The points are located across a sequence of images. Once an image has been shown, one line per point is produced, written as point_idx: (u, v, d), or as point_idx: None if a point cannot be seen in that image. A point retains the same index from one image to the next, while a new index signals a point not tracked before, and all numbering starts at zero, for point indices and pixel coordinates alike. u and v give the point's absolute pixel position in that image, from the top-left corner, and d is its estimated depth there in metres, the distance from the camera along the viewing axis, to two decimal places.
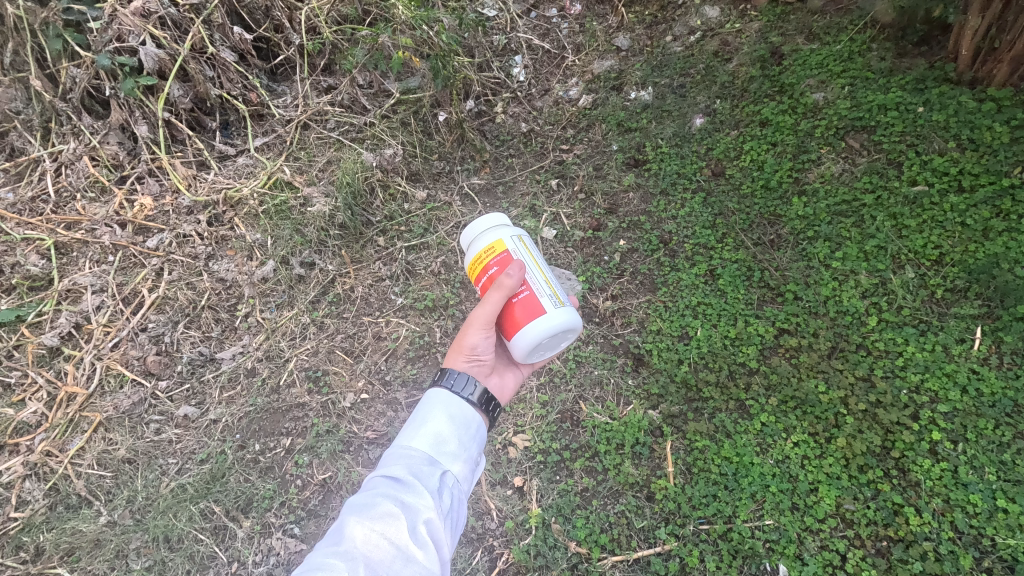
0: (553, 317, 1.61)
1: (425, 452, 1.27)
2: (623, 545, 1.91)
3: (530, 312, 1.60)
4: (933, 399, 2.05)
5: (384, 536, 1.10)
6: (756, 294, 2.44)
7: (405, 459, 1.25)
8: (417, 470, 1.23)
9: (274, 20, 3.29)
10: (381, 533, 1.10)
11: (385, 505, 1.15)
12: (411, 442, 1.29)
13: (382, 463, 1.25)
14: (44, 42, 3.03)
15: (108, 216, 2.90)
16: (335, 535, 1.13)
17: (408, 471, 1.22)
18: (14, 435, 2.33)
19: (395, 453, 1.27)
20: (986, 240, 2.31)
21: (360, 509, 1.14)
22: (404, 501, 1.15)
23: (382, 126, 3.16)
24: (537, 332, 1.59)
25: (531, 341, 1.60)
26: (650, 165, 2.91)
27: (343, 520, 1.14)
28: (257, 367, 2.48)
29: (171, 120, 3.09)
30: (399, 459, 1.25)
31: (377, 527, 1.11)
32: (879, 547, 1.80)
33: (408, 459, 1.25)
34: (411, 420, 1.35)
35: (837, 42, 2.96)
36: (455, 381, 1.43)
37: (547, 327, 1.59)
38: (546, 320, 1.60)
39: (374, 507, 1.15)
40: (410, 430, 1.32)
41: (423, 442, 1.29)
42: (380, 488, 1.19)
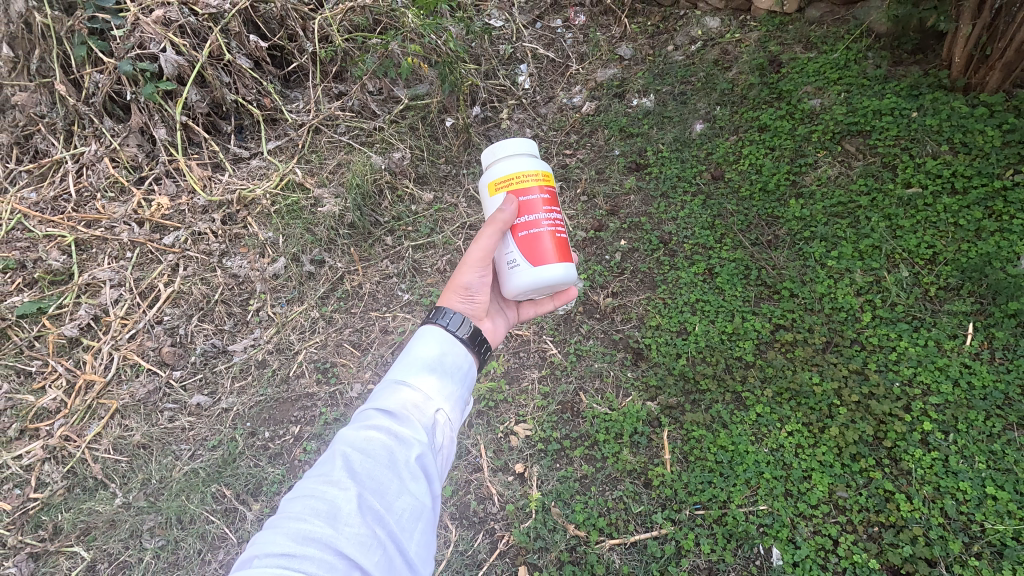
0: (553, 269, 1.70)
1: (417, 392, 1.31)
2: (621, 529, 1.97)
3: (533, 259, 1.68)
4: (925, 391, 2.09)
5: (378, 465, 1.13)
6: (753, 291, 2.50)
7: (397, 396, 1.28)
8: (410, 408, 1.26)
9: (289, 29, 3.43)
10: (374, 462, 1.13)
11: (378, 438, 1.18)
12: (403, 381, 1.32)
13: (373, 399, 1.28)
14: (70, 49, 3.17)
15: (127, 214, 3.01)
16: (326, 463, 1.15)
17: (400, 408, 1.25)
18: (35, 420, 2.43)
19: (387, 389, 1.30)
20: (978, 239, 2.37)
21: (354, 441, 1.17)
22: (397, 436, 1.19)
23: (391, 130, 3.27)
24: (534, 279, 1.68)
25: (528, 285, 1.68)
26: (651, 169, 3.00)
27: (335, 450, 1.16)
28: (268, 358, 2.56)
29: (188, 123, 3.21)
30: (390, 397, 1.28)
31: (370, 457, 1.14)
32: (871, 532, 1.85)
33: (400, 396, 1.28)
34: (402, 362, 1.38)
35: (835, 50, 3.02)
36: (449, 320, 1.50)
37: (545, 277, 1.68)
38: (554, 266, 1.70)
39: (367, 440, 1.18)
40: (402, 370, 1.35)
41: (416, 382, 1.33)
42: (373, 422, 1.22)
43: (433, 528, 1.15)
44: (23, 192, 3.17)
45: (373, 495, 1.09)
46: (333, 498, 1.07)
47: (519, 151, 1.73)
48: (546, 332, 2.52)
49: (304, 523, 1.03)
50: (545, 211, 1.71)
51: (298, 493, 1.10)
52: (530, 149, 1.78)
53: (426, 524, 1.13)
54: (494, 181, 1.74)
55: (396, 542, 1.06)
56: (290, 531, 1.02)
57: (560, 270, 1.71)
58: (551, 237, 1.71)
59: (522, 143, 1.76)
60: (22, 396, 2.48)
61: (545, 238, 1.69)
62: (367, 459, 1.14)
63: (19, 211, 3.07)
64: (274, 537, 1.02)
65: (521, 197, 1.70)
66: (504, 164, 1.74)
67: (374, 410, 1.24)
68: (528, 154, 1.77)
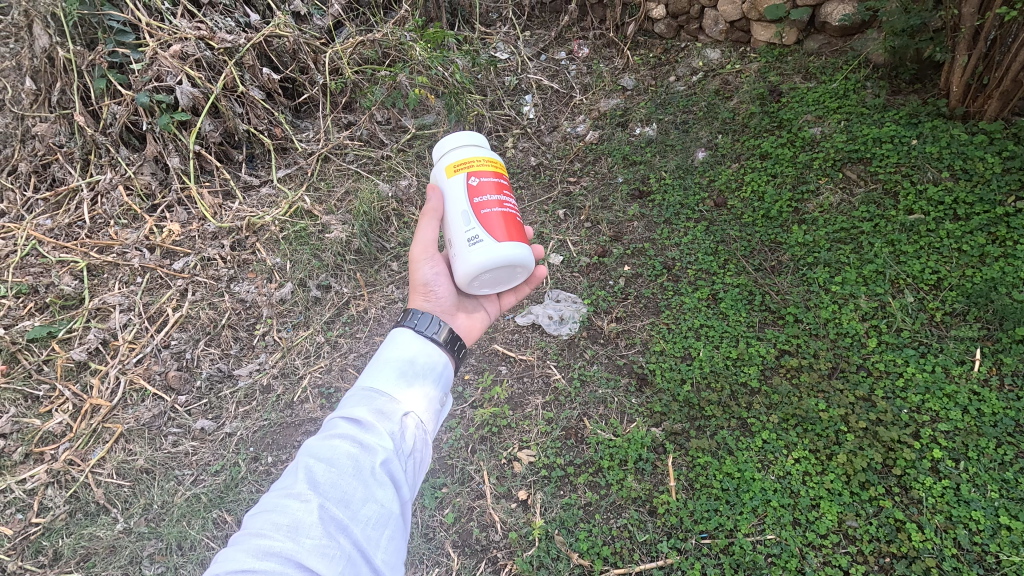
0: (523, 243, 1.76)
1: (385, 397, 1.30)
2: (625, 558, 1.93)
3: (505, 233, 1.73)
4: (934, 418, 2.06)
5: (342, 474, 1.12)
6: (757, 317, 2.49)
7: (364, 403, 1.27)
8: (376, 412, 1.25)
9: (300, 62, 3.55)
10: (338, 472, 1.12)
11: (342, 447, 1.17)
12: (371, 388, 1.31)
13: (339, 408, 1.27)
14: (90, 81, 3.29)
15: (139, 240, 3.07)
16: (290, 476, 1.14)
17: (366, 415, 1.24)
18: (40, 444, 2.44)
19: (356, 398, 1.29)
20: (982, 265, 2.37)
21: (317, 451, 1.16)
22: (362, 443, 1.18)
23: (399, 159, 3.36)
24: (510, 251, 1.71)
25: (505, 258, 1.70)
26: (654, 197, 3.03)
27: (298, 462, 1.15)
28: (273, 383, 2.57)
29: (201, 152, 3.30)
30: (356, 404, 1.27)
31: (333, 468, 1.13)
32: (882, 563, 1.81)
33: (368, 403, 1.27)
34: (371, 367, 1.37)
35: (833, 80, 3.09)
36: (417, 322, 1.54)
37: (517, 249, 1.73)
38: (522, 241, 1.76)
39: (332, 449, 1.16)
40: (372, 377, 1.34)
41: (384, 387, 1.32)
42: (338, 430, 1.20)
43: (402, 535, 1.15)
44: (39, 219, 3.24)
45: (336, 505, 1.08)
46: (295, 510, 1.06)
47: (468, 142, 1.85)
48: (550, 357, 2.53)
49: (264, 538, 1.02)
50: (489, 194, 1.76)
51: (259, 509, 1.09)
52: (468, 137, 1.86)
53: (395, 531, 1.12)
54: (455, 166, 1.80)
55: (362, 551, 1.06)
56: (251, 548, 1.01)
57: (516, 242, 1.73)
58: (503, 210, 1.75)
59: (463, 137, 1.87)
60: (29, 419, 2.49)
61: (498, 212, 1.74)
62: (329, 469, 1.13)
63: (34, 238, 3.14)
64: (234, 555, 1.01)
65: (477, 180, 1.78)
66: (445, 159, 1.85)
67: (339, 418, 1.23)
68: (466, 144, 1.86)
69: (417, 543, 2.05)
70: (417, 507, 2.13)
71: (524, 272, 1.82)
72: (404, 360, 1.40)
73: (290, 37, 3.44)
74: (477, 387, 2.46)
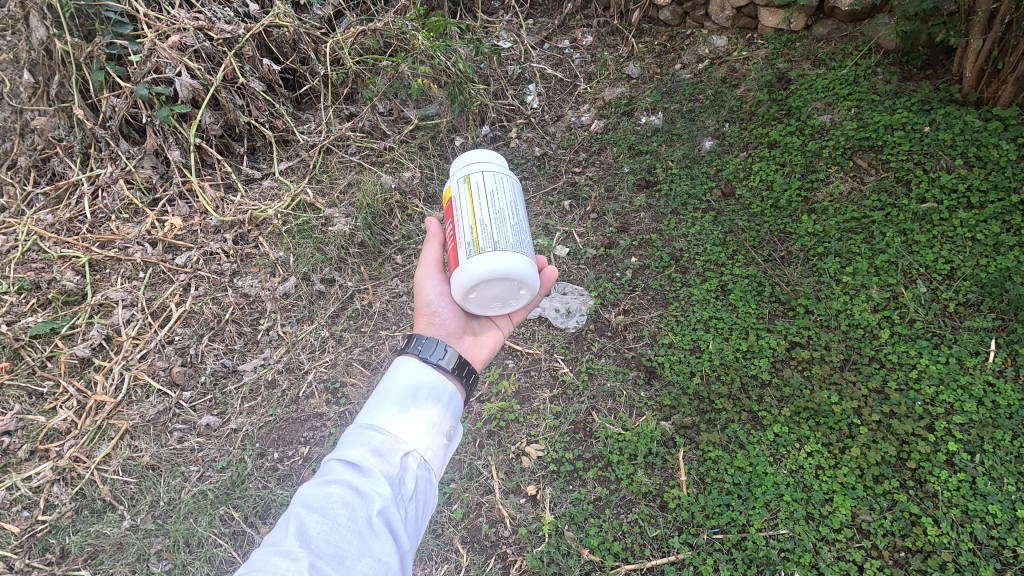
0: (463, 270, 1.67)
1: (384, 436, 1.27)
2: (637, 554, 1.91)
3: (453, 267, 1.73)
4: (949, 410, 2.04)
5: (334, 529, 1.09)
6: (767, 309, 2.46)
7: (362, 444, 1.24)
8: (375, 453, 1.23)
9: (301, 53, 3.50)
10: (332, 524, 1.10)
11: (337, 496, 1.14)
12: (370, 426, 1.28)
13: (336, 450, 1.25)
14: (88, 74, 3.24)
15: (141, 235, 3.04)
16: (280, 528, 1.11)
17: (364, 459, 1.21)
18: (45, 441, 2.41)
19: (354, 438, 1.26)
20: (997, 254, 2.33)
21: (312, 502, 1.13)
22: (358, 490, 1.15)
23: (401, 150, 3.33)
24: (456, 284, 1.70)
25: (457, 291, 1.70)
26: (661, 187, 2.99)
27: (290, 512, 1.12)
28: (277, 378, 2.55)
29: (202, 145, 3.26)
30: (354, 446, 1.24)
31: (326, 520, 1.10)
32: (897, 558, 1.78)
33: (366, 443, 1.25)
34: (371, 403, 1.35)
35: (843, 67, 3.02)
36: (425, 349, 1.53)
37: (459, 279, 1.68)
38: (462, 269, 1.68)
39: (326, 498, 1.14)
40: (370, 413, 1.32)
41: (384, 425, 1.29)
42: (333, 476, 1.18)
43: None
44: (39, 214, 3.21)
45: (329, 563, 1.05)
46: (283, 570, 1.03)
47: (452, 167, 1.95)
48: (557, 350, 2.50)
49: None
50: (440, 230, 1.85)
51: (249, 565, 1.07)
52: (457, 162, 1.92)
53: None
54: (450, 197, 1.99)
55: None
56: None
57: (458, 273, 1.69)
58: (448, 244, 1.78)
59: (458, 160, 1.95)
60: (33, 416, 2.47)
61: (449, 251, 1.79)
62: (322, 523, 1.10)
63: (36, 233, 3.10)
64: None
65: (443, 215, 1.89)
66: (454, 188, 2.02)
67: (335, 462, 1.21)
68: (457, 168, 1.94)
69: (425, 539, 2.02)
70: None
71: (512, 283, 1.68)
72: (406, 392, 1.37)
73: (290, 27, 3.39)
74: (484, 381, 2.44)
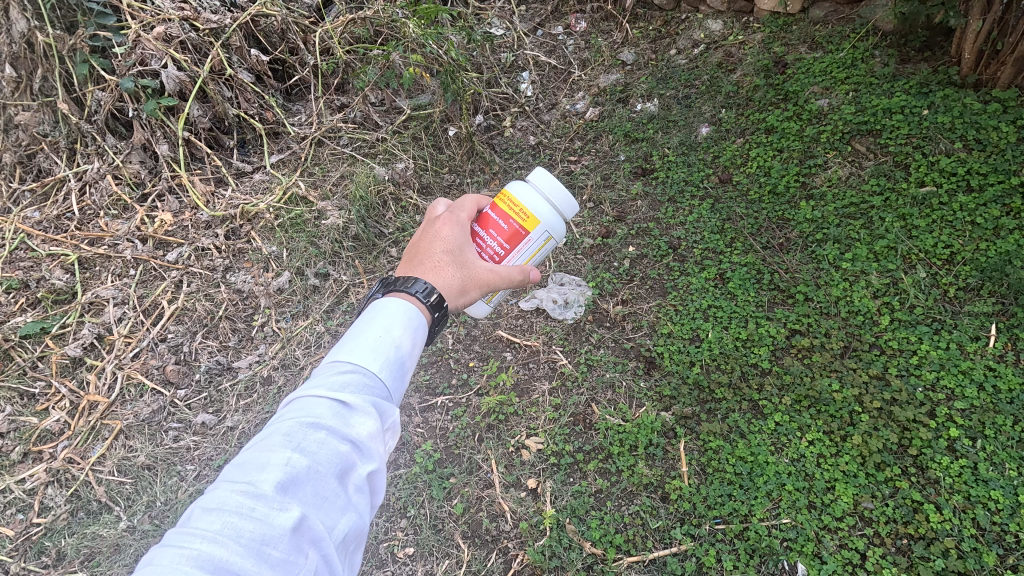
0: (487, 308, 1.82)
1: (377, 386, 1.17)
2: (639, 546, 1.89)
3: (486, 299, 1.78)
4: (950, 396, 2.02)
5: (325, 478, 0.99)
6: (766, 296, 2.44)
7: (355, 389, 1.13)
8: (367, 399, 1.13)
9: (290, 43, 3.45)
10: (322, 472, 0.99)
11: (329, 442, 1.03)
12: (358, 366, 1.17)
13: (318, 388, 1.12)
14: (72, 67, 3.17)
15: (130, 231, 2.99)
16: (256, 463, 0.98)
17: (359, 405, 1.10)
18: (38, 443, 2.38)
19: (345, 378, 1.14)
20: (997, 238, 2.30)
21: (297, 441, 1.01)
22: (352, 441, 1.06)
23: (394, 141, 3.28)
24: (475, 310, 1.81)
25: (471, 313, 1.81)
26: (658, 174, 2.96)
27: (274, 449, 1.00)
28: (273, 374, 2.52)
29: (191, 139, 3.20)
30: (346, 387, 1.13)
31: (316, 467, 1.00)
32: (899, 545, 1.77)
33: (360, 389, 1.14)
34: (361, 338, 1.21)
35: (840, 49, 2.98)
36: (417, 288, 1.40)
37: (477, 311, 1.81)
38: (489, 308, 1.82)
39: (315, 442, 1.02)
40: (363, 354, 1.19)
41: (379, 372, 1.18)
42: (322, 417, 1.06)
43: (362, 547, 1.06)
44: (26, 211, 3.16)
45: (315, 515, 0.96)
46: (265, 515, 0.91)
47: (547, 189, 1.71)
48: (555, 341, 2.47)
49: (221, 547, 0.86)
50: (497, 247, 1.71)
51: (214, 503, 0.93)
52: (554, 192, 1.72)
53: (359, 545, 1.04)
54: (515, 195, 1.71)
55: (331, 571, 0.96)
56: (199, 556, 0.85)
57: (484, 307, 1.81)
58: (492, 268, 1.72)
59: (556, 187, 1.72)
60: (25, 418, 2.43)
61: None
62: (310, 468, 0.99)
63: (23, 231, 3.05)
64: (177, 564, 0.84)
65: (508, 230, 1.71)
66: (524, 186, 1.72)
67: (320, 400, 1.08)
68: (547, 195, 1.72)
69: (426, 535, 2.00)
70: (424, 499, 2.08)
71: None
72: (401, 340, 1.26)
73: (278, 16, 3.33)
74: (482, 374, 2.42)
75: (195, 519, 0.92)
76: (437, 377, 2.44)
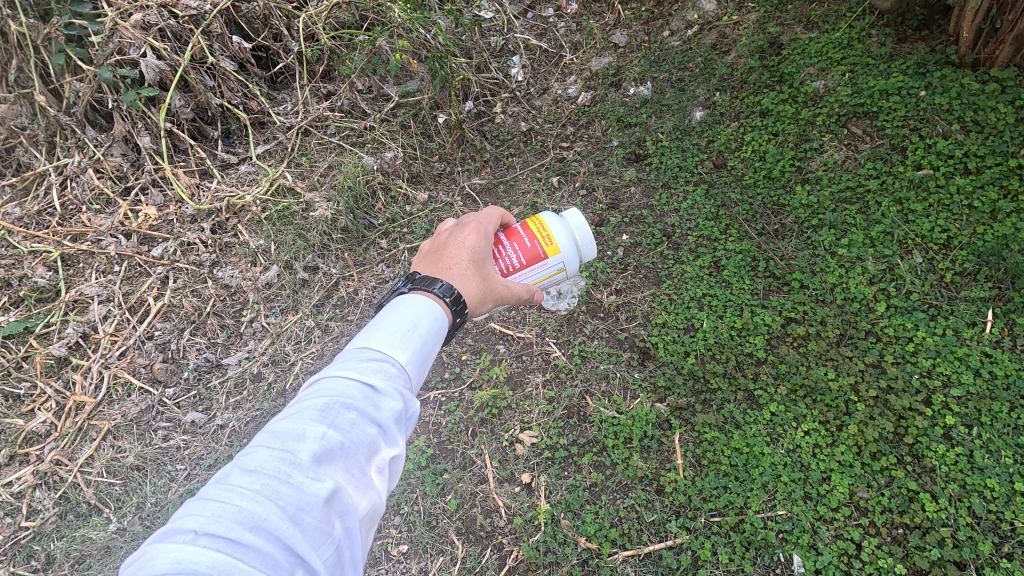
0: None
1: (411, 370, 1.12)
2: (634, 540, 1.88)
3: None
4: (946, 383, 2.01)
5: (359, 456, 0.95)
6: (761, 284, 2.41)
7: (391, 371, 1.08)
8: (400, 383, 1.08)
9: (273, 29, 3.34)
10: (357, 449, 0.95)
11: (366, 420, 0.99)
12: (396, 348, 1.12)
13: (354, 363, 1.06)
14: (48, 57, 3.07)
15: (113, 226, 2.93)
16: (295, 428, 0.94)
17: (395, 388, 1.06)
18: (25, 445, 2.34)
19: (383, 357, 1.09)
20: (994, 222, 2.27)
21: (333, 411, 0.97)
22: (388, 423, 1.01)
23: (382, 129, 3.20)
24: None
25: None
26: (651, 160, 2.91)
27: (312, 418, 0.95)
28: (263, 371, 2.49)
29: (174, 130, 3.12)
30: (384, 366, 1.08)
31: (353, 442, 0.95)
32: (895, 535, 1.77)
33: (396, 370, 1.09)
34: (398, 321, 1.17)
35: (837, 29, 2.91)
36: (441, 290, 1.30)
37: None
38: None
39: (353, 418, 0.98)
40: (401, 336, 1.14)
41: (414, 357, 1.13)
42: (361, 393, 1.01)
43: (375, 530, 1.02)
44: (7, 207, 3.08)
45: (346, 492, 0.92)
46: (302, 483, 0.87)
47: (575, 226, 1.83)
48: (549, 333, 2.44)
49: (259, 508, 0.83)
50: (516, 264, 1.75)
51: (251, 466, 0.89)
52: (581, 231, 1.84)
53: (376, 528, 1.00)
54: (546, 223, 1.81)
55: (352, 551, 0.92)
56: (237, 512, 0.82)
57: None
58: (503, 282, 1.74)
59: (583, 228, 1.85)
60: (11, 419, 2.39)
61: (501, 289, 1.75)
62: (344, 441, 0.94)
63: (3, 228, 2.98)
64: (218, 518, 0.81)
65: (531, 252, 1.77)
66: (557, 219, 1.83)
67: (354, 375, 1.03)
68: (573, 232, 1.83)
69: (420, 532, 1.98)
70: (418, 495, 2.05)
71: None
72: (433, 329, 1.22)
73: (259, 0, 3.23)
74: (475, 368, 2.38)
75: (231, 477, 0.88)
76: (429, 372, 2.40)
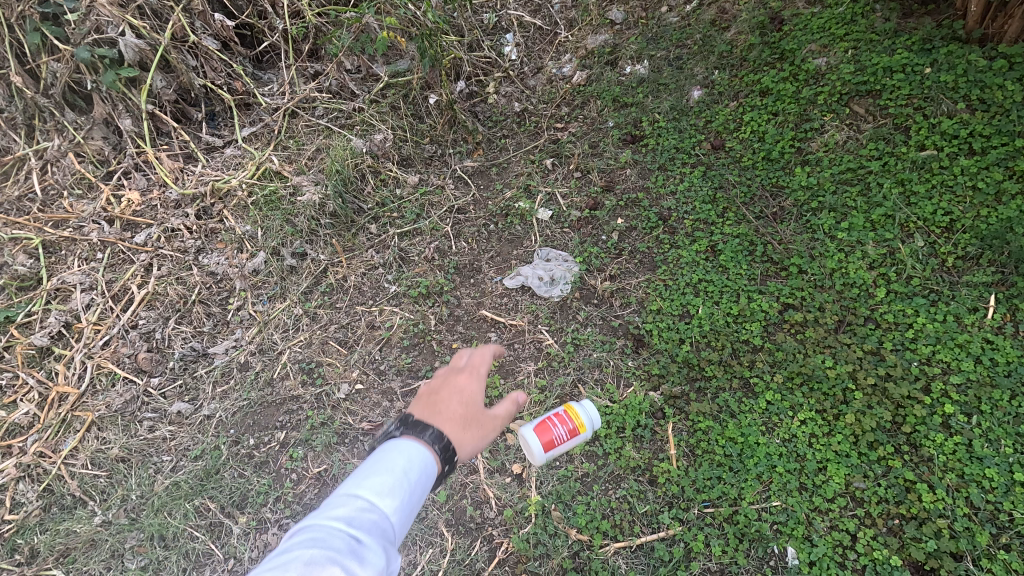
0: None
1: (394, 518, 1.07)
2: (626, 531, 1.85)
3: None
4: (946, 370, 1.96)
5: None
6: (759, 269, 2.35)
7: (371, 521, 1.02)
8: (379, 532, 1.02)
9: (257, 6, 3.22)
10: None
11: (349, 561, 0.93)
12: (375, 502, 1.06)
13: (337, 516, 1.01)
14: (23, 36, 2.92)
15: (96, 212, 2.86)
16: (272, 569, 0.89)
17: (372, 536, 1.00)
18: (7, 437, 2.29)
19: (361, 505, 1.04)
20: (998, 204, 2.19)
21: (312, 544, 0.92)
22: (369, 560, 0.96)
23: (371, 110, 3.10)
24: None
25: None
26: (647, 142, 2.85)
27: (288, 561, 0.89)
28: (250, 360, 2.44)
29: (156, 112, 3.03)
30: (365, 517, 1.02)
31: None
32: (890, 526, 1.73)
33: (374, 512, 1.04)
34: (378, 474, 1.11)
35: (840, 3, 2.81)
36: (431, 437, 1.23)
37: None
38: None
39: (332, 555, 0.92)
40: (382, 493, 1.08)
41: (395, 506, 1.08)
42: (339, 536, 0.97)
43: None
44: None
45: None
46: None
47: None
48: (541, 320, 2.40)
49: None
50: None
51: None
52: None
53: None
54: None
55: None
56: None
57: None
58: None
59: None
60: None
61: None
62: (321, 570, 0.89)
63: None
64: None
65: None
66: None
67: (336, 528, 0.98)
68: None
69: (409, 523, 1.94)
70: None
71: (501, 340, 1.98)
72: (416, 480, 1.15)
73: None
74: None
75: None
76: (420, 360, 2.37)
